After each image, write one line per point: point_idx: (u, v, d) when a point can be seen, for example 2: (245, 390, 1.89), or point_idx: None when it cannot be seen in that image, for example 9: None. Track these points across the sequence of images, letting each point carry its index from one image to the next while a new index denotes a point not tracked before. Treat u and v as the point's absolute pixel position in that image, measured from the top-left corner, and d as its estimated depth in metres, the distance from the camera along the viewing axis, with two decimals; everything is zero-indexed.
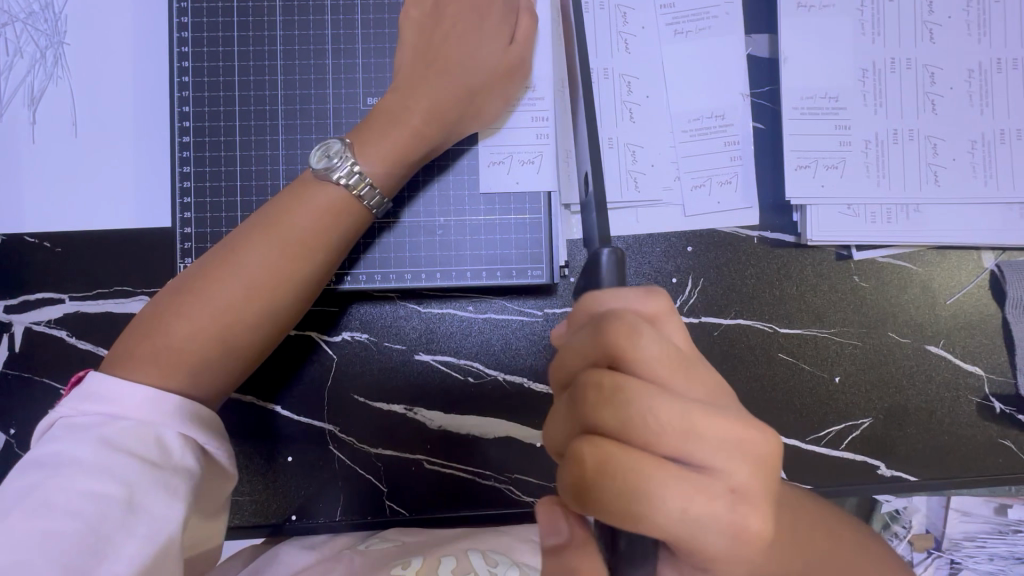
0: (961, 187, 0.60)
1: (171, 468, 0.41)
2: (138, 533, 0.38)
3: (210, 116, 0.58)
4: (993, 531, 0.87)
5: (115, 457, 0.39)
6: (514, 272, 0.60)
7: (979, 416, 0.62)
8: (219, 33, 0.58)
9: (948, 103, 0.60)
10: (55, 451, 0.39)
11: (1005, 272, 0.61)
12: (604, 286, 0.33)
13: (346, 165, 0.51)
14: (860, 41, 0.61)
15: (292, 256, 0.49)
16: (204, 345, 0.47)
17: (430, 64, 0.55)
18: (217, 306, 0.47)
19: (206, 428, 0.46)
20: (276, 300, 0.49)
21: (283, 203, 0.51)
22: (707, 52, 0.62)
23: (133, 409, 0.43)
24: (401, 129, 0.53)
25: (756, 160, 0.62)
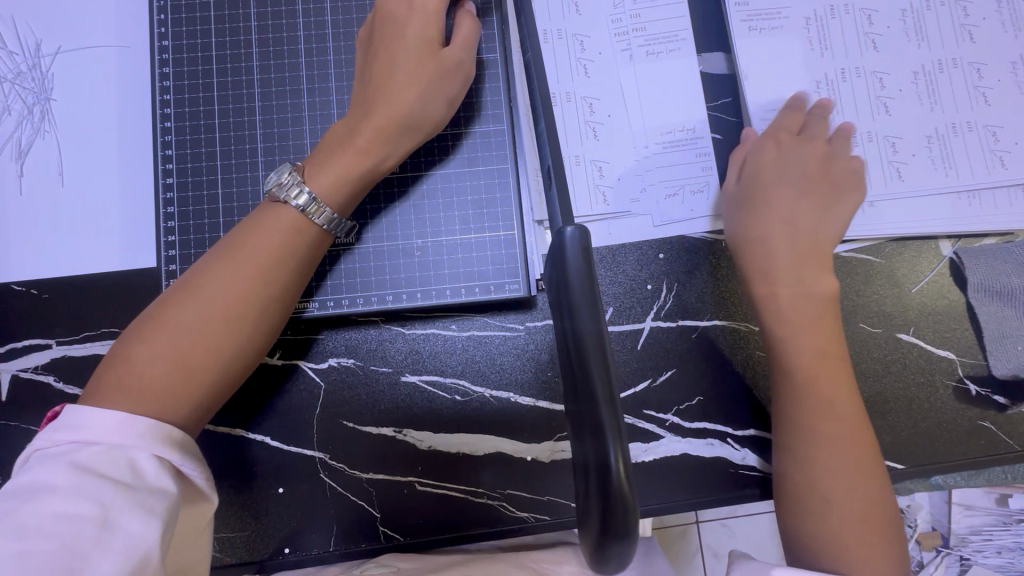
0: (914, 180, 0.64)
1: (145, 489, 0.41)
2: (115, 550, 0.38)
3: (195, 157, 0.61)
4: (997, 523, 0.93)
5: (87, 479, 0.39)
6: (493, 287, 0.61)
7: (957, 399, 0.63)
8: (202, 82, 0.61)
9: (898, 103, 0.64)
10: (30, 480, 0.39)
11: (963, 258, 0.64)
12: (570, 264, 0.32)
13: (293, 187, 0.52)
14: (805, 54, 0.65)
15: (251, 278, 0.50)
16: (168, 370, 0.46)
17: (370, 80, 0.56)
18: (178, 332, 0.47)
19: (182, 449, 0.45)
20: (240, 321, 0.49)
21: (242, 229, 0.52)
22: (663, 71, 0.65)
23: (103, 433, 0.42)
24: (346, 151, 0.54)
25: (719, 167, 0.65)
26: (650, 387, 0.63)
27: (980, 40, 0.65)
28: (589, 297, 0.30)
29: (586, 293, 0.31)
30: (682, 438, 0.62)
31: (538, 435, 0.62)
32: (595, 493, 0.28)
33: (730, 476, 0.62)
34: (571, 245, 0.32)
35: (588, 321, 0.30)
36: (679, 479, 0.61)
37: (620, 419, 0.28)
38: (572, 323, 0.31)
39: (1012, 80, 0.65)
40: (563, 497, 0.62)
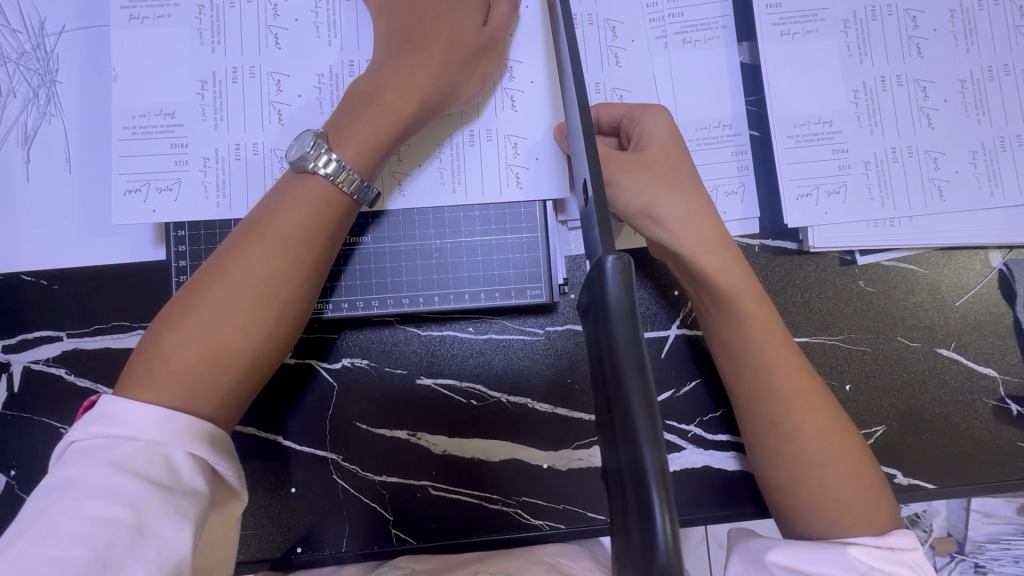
0: (967, 199, 0.58)
1: (180, 490, 0.39)
2: (147, 557, 0.37)
3: (209, 181, 0.57)
4: (1016, 532, 0.91)
5: (124, 479, 0.38)
6: (513, 292, 0.58)
7: (995, 420, 0.60)
8: (213, 102, 0.57)
9: (944, 117, 0.59)
10: (67, 474, 0.38)
11: (1013, 271, 0.60)
12: (611, 297, 0.29)
13: (320, 154, 0.49)
14: (846, 63, 0.59)
15: (276, 256, 0.48)
16: (196, 357, 0.45)
17: (405, 42, 0.53)
18: (208, 318, 0.46)
19: (218, 449, 0.44)
20: (278, 303, 0.48)
21: (296, 216, 0.49)
22: (702, 61, 0.61)
23: (141, 428, 0.41)
24: (374, 111, 0.51)
25: (756, 169, 0.61)
26: (674, 397, 0.60)
27: None
28: (628, 310, 0.29)
29: (628, 322, 0.28)
30: (704, 451, 0.60)
31: (556, 442, 0.60)
32: (636, 520, 0.26)
33: (754, 491, 0.59)
34: (611, 274, 0.30)
35: (625, 338, 0.28)
36: (699, 492, 0.60)
37: (658, 426, 0.26)
38: (607, 333, 0.29)
39: None
40: (579, 505, 0.60)
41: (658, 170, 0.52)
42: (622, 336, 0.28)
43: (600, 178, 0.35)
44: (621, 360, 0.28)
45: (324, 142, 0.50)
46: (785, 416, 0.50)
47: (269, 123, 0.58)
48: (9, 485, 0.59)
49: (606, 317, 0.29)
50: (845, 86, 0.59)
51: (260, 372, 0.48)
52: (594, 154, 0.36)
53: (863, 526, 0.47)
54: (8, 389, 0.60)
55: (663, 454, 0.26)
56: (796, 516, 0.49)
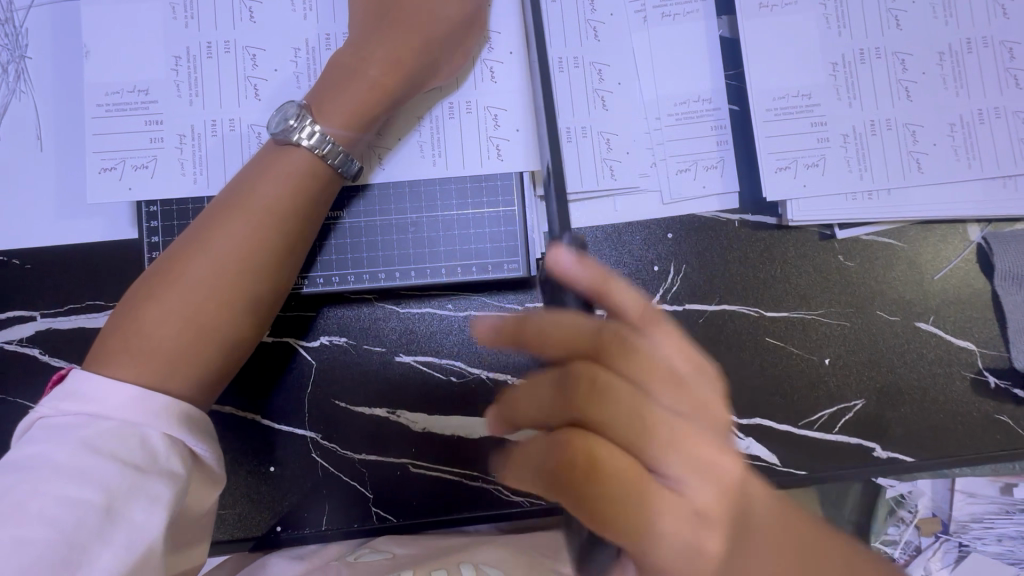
0: (945, 172, 0.58)
1: (155, 472, 0.39)
2: (116, 541, 0.36)
3: (185, 158, 0.56)
4: (999, 511, 0.91)
5: (96, 460, 0.37)
6: (491, 266, 0.58)
7: (974, 392, 0.61)
8: (187, 77, 0.56)
9: (922, 89, 0.58)
10: (35, 452, 0.37)
11: (992, 244, 0.60)
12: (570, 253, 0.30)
13: (304, 125, 0.49)
14: (824, 36, 0.59)
15: (256, 228, 0.47)
16: (175, 330, 0.44)
17: (386, 14, 0.53)
18: (185, 290, 0.45)
19: (195, 431, 0.43)
20: (257, 276, 0.47)
21: (279, 189, 0.48)
22: (683, 36, 0.60)
23: (115, 407, 0.40)
24: (359, 81, 0.51)
25: (735, 143, 0.60)
26: None
27: (1015, 15, 0.59)
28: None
29: None
30: None
31: None
32: None
33: None
34: None
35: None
36: None
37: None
38: None
39: None
40: None
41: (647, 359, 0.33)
42: None
43: None
44: None
45: (307, 114, 0.50)
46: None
47: (244, 97, 0.56)
48: None
49: None
50: (824, 59, 0.59)
51: (241, 348, 0.48)
52: None
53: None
54: None
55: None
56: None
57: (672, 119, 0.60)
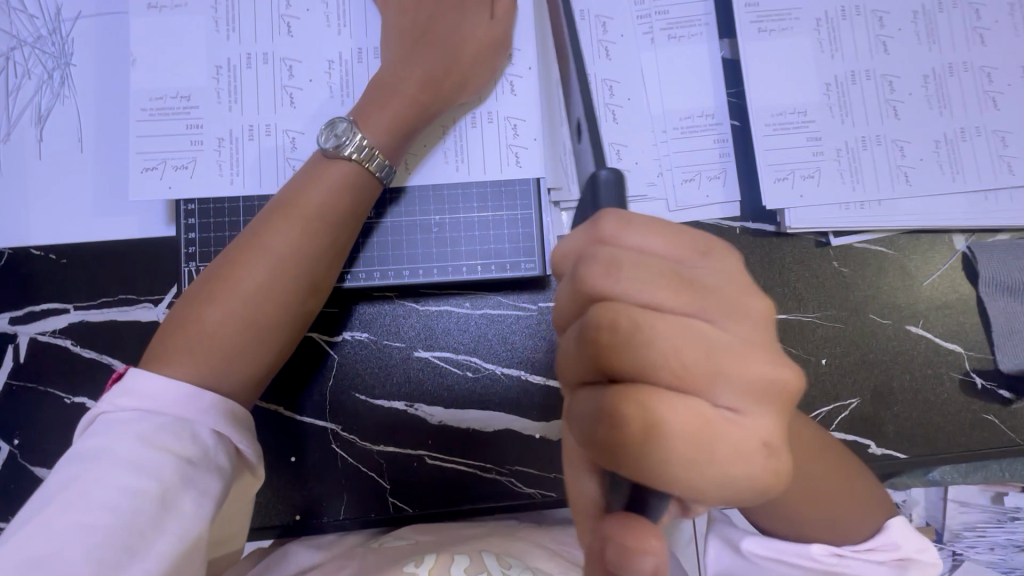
0: (932, 185, 0.63)
1: (205, 465, 0.41)
2: (170, 529, 0.38)
3: (222, 160, 0.59)
4: (990, 520, 0.86)
5: (152, 453, 0.39)
6: (508, 266, 0.61)
7: (962, 392, 0.64)
8: (228, 85, 0.60)
9: (909, 109, 0.63)
10: (95, 445, 0.39)
11: (976, 253, 0.64)
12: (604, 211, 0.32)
13: (353, 138, 0.53)
14: (819, 58, 0.64)
15: (309, 231, 0.51)
16: (234, 326, 0.47)
17: (420, 38, 0.58)
18: (244, 289, 0.48)
19: (240, 427, 0.46)
20: (309, 277, 0.51)
21: (328, 194, 0.52)
22: (687, 56, 0.65)
23: (170, 403, 0.43)
24: (398, 98, 0.55)
25: (736, 155, 0.65)
26: None
27: (992, 43, 0.64)
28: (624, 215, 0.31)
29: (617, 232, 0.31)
30: None
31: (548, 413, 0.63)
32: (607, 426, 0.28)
33: None
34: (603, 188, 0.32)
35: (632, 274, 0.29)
36: None
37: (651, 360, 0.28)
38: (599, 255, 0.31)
39: None
40: None
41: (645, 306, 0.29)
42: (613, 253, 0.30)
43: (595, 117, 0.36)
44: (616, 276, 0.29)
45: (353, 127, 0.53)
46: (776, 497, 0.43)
47: (281, 105, 0.60)
48: (13, 454, 0.60)
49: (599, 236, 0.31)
50: (818, 80, 0.64)
51: (288, 343, 0.52)
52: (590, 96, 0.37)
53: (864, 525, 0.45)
54: (15, 360, 0.61)
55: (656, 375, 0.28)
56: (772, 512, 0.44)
57: (677, 132, 0.64)
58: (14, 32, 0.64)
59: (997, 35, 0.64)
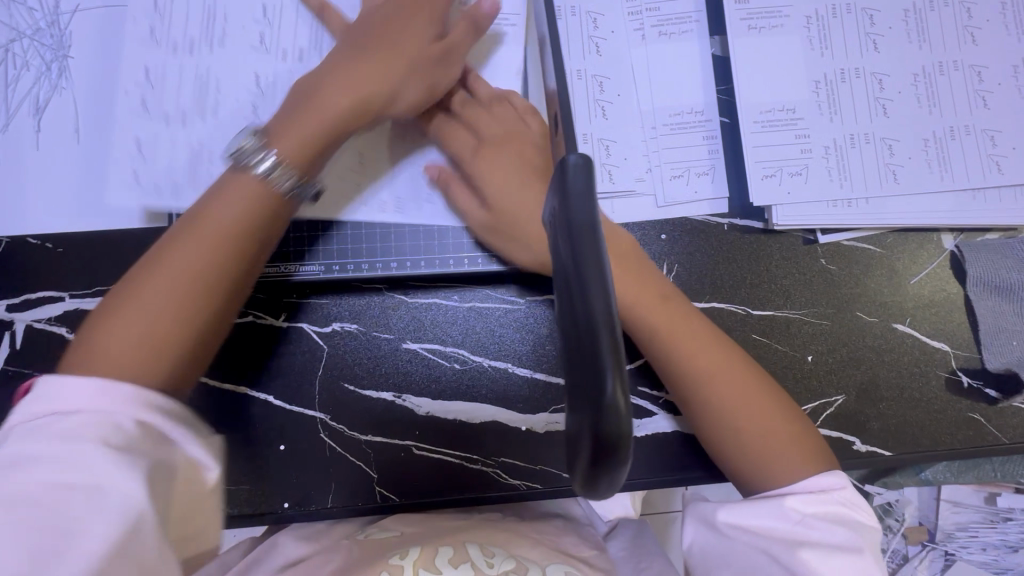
0: (919, 183, 0.63)
1: (132, 454, 0.39)
2: (107, 514, 0.37)
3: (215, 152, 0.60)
4: (984, 521, 0.93)
5: (73, 446, 0.38)
6: (495, 259, 0.63)
7: (948, 391, 0.64)
8: (200, 96, 0.63)
9: (898, 107, 0.63)
10: (14, 449, 0.38)
11: (964, 252, 0.65)
12: (574, 191, 0.28)
13: (258, 153, 0.50)
14: (807, 56, 0.64)
15: (215, 242, 0.48)
16: (142, 337, 0.45)
17: (364, 46, 0.57)
18: (145, 296, 0.46)
19: (173, 416, 0.43)
20: (204, 277, 0.48)
21: (236, 209, 0.49)
22: (678, 53, 0.65)
23: (82, 398, 0.41)
24: (317, 113, 0.53)
25: (725, 152, 0.65)
26: (645, 364, 0.64)
27: (983, 41, 0.64)
28: (589, 200, 0.28)
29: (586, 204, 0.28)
30: (674, 416, 0.63)
31: (534, 405, 0.63)
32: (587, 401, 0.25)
33: (715, 455, 0.63)
34: (573, 171, 0.29)
35: (593, 259, 0.26)
36: (669, 456, 0.63)
37: (622, 352, 0.24)
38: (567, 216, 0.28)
39: (1013, 83, 0.63)
40: (555, 467, 0.63)
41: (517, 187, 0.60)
42: (580, 222, 0.27)
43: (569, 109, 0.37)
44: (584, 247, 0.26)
45: (263, 140, 0.51)
46: (706, 415, 0.55)
47: (249, 118, 0.63)
48: None
49: (567, 205, 0.28)
50: (806, 77, 0.64)
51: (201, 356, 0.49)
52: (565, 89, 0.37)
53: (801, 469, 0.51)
54: (10, 347, 0.62)
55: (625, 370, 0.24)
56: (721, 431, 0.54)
57: (667, 128, 0.65)
58: (14, 25, 0.65)
59: (988, 34, 0.64)
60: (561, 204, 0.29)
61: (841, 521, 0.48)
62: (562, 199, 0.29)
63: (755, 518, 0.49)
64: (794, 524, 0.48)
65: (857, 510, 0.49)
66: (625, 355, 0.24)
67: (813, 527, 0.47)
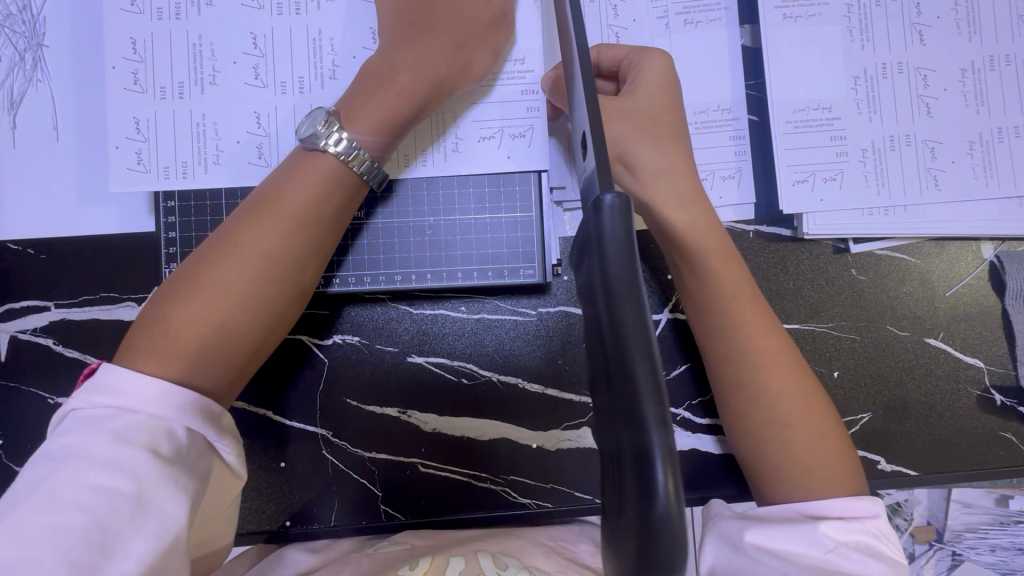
0: (962, 190, 0.58)
1: (181, 465, 0.37)
2: (148, 528, 0.34)
3: (204, 152, 0.56)
4: (994, 523, 0.76)
5: (123, 450, 0.35)
6: (506, 271, 0.58)
7: (980, 409, 0.61)
8: (197, 64, 0.56)
9: (943, 106, 0.58)
10: (64, 444, 0.35)
11: (1004, 263, 0.61)
12: (608, 237, 0.26)
13: (331, 132, 0.47)
14: (847, 49, 0.59)
15: (280, 229, 0.45)
16: (201, 329, 0.42)
17: (414, 21, 0.52)
18: (212, 289, 0.43)
19: (217, 424, 0.41)
20: (269, 279, 0.45)
21: (308, 195, 0.47)
22: (704, 44, 0.60)
23: (147, 400, 0.39)
24: (389, 87, 0.50)
25: (753, 154, 0.60)
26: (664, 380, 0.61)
27: None
28: (626, 250, 0.26)
29: (624, 257, 0.26)
30: (692, 434, 0.61)
31: (546, 422, 0.61)
32: (631, 482, 0.24)
33: (735, 474, 0.60)
34: (609, 214, 0.27)
35: (633, 319, 0.24)
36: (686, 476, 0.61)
37: (669, 427, 0.23)
38: (599, 268, 0.26)
39: None
40: (568, 485, 0.61)
41: (638, 119, 0.52)
42: (617, 271, 0.25)
43: (601, 129, 0.32)
44: (621, 305, 0.24)
45: (335, 120, 0.48)
46: (762, 408, 0.49)
47: (254, 87, 0.56)
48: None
49: (599, 252, 0.27)
50: (844, 73, 0.59)
51: (257, 353, 0.46)
52: (595, 103, 0.33)
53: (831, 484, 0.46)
54: None
55: (668, 428, 0.23)
56: (762, 421, 0.49)
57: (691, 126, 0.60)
58: None
59: None
60: (594, 249, 0.27)
61: (874, 553, 0.42)
62: (595, 243, 0.27)
63: (779, 539, 0.43)
64: (826, 554, 0.42)
65: (889, 545, 0.43)
66: (669, 413, 0.23)
67: (845, 556, 0.41)
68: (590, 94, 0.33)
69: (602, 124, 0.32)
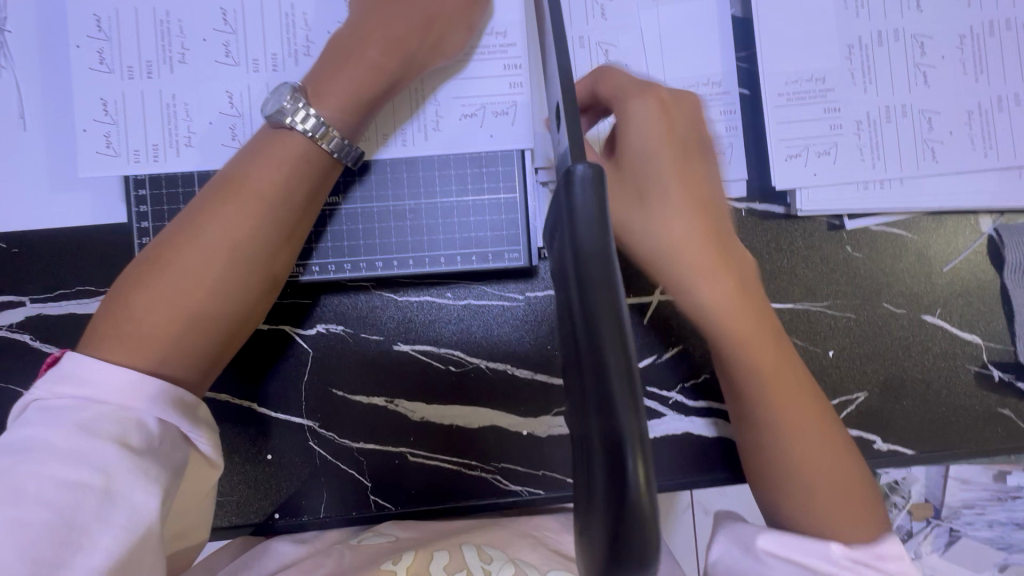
0: (960, 160, 0.57)
1: (152, 457, 0.36)
2: (116, 523, 0.33)
3: (173, 137, 0.54)
4: (991, 499, 0.74)
5: (90, 443, 0.34)
6: (491, 255, 0.56)
7: (977, 385, 0.60)
8: (165, 42, 0.53)
9: (940, 73, 0.56)
10: (28, 435, 0.34)
11: (1003, 237, 0.59)
12: (578, 209, 0.25)
13: (298, 108, 0.45)
14: (841, 16, 0.56)
15: (247, 210, 0.44)
16: (168, 318, 0.41)
17: None
18: (176, 275, 0.42)
19: (191, 416, 0.40)
20: (238, 262, 0.43)
21: (274, 173, 0.45)
22: (693, 16, 0.58)
23: (114, 391, 0.37)
24: (358, 61, 0.48)
25: (745, 128, 0.58)
26: (654, 364, 0.60)
27: None
28: (599, 227, 0.25)
29: (596, 234, 0.24)
30: (684, 417, 0.60)
31: (535, 408, 0.60)
32: (600, 470, 0.22)
33: (728, 456, 0.59)
34: (581, 185, 0.25)
35: (603, 298, 0.23)
36: (679, 459, 0.60)
37: (641, 420, 0.22)
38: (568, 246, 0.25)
39: None
40: (559, 471, 0.60)
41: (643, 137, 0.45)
42: (586, 245, 0.24)
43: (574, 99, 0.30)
44: (592, 286, 0.23)
45: (301, 96, 0.46)
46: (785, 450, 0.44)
47: (224, 66, 0.54)
48: None
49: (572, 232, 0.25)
50: (839, 42, 0.57)
51: (230, 340, 0.45)
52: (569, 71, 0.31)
53: (862, 533, 0.43)
54: None
55: (642, 416, 0.22)
56: (769, 482, 0.46)
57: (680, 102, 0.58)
58: None
59: None
60: (565, 225, 0.26)
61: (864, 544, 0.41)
62: (565, 220, 0.25)
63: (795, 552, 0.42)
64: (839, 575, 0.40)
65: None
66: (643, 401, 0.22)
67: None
68: (564, 64, 0.31)
69: (575, 95, 0.31)
